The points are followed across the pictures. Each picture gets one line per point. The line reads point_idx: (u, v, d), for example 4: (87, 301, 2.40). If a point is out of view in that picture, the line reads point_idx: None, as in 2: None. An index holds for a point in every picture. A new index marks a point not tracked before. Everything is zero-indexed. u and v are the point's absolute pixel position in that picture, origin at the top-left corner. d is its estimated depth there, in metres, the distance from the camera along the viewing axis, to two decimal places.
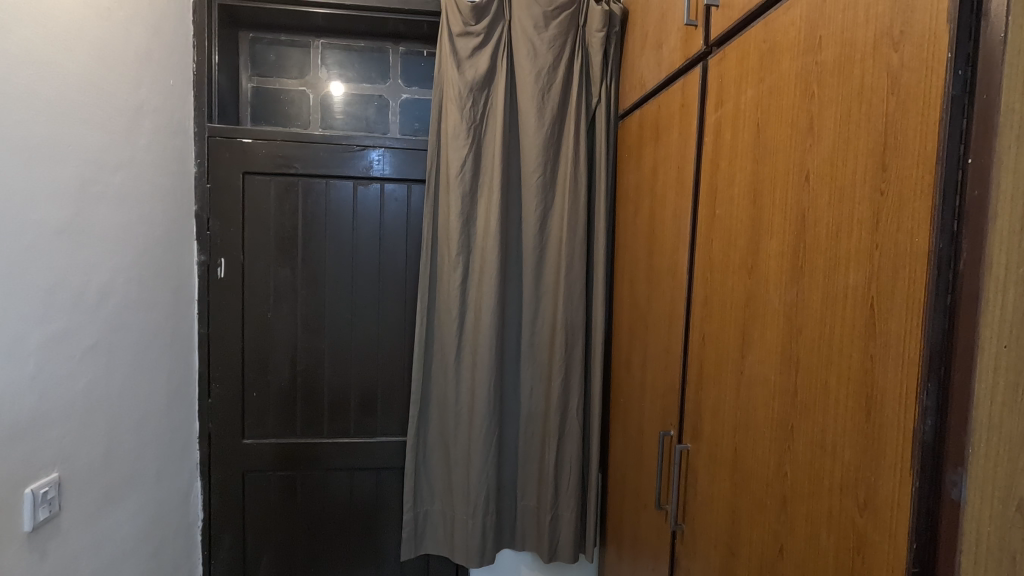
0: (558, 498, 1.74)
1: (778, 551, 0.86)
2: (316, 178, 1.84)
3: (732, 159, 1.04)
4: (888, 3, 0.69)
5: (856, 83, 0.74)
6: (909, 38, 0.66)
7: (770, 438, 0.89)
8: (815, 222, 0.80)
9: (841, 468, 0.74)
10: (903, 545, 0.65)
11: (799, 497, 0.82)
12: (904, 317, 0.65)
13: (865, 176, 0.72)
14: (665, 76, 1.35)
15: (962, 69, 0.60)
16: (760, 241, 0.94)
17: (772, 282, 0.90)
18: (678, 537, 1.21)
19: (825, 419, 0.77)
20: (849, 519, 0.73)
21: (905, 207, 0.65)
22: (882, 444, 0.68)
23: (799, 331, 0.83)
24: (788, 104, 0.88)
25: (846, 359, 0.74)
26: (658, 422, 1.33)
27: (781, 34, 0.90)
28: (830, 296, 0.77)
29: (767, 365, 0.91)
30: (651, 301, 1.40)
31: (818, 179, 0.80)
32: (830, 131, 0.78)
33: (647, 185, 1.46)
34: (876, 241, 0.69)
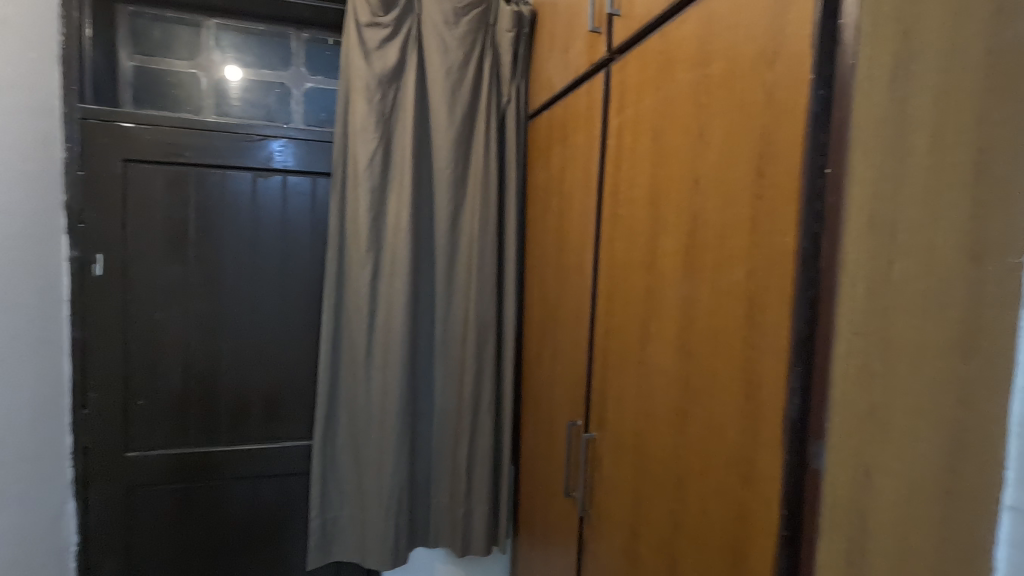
0: (470, 493, 1.75)
1: (674, 528, 0.93)
2: (210, 168, 1.71)
3: (632, 162, 1.10)
4: (763, 27, 0.76)
5: (737, 97, 0.81)
6: (780, 58, 0.73)
7: (667, 424, 0.96)
8: (704, 222, 0.87)
9: (727, 447, 0.81)
10: (776, 513, 0.72)
11: (692, 476, 0.89)
12: (778, 309, 0.73)
13: (745, 180, 0.79)
14: (572, 79, 1.39)
15: (821, 88, 0.67)
16: (657, 239, 1.01)
17: (668, 278, 0.97)
18: (585, 523, 1.27)
19: (713, 404, 0.84)
20: (734, 494, 0.80)
21: (777, 210, 0.73)
22: (761, 424, 0.75)
23: (692, 324, 0.90)
24: (681, 113, 0.94)
25: (730, 348, 0.81)
26: (566, 413, 1.38)
27: (674, 47, 0.97)
28: (717, 291, 0.84)
29: (663, 356, 0.97)
30: (560, 297, 1.45)
31: (706, 183, 0.87)
32: (716, 139, 0.85)
33: (556, 184, 1.51)
34: (754, 240, 0.77)
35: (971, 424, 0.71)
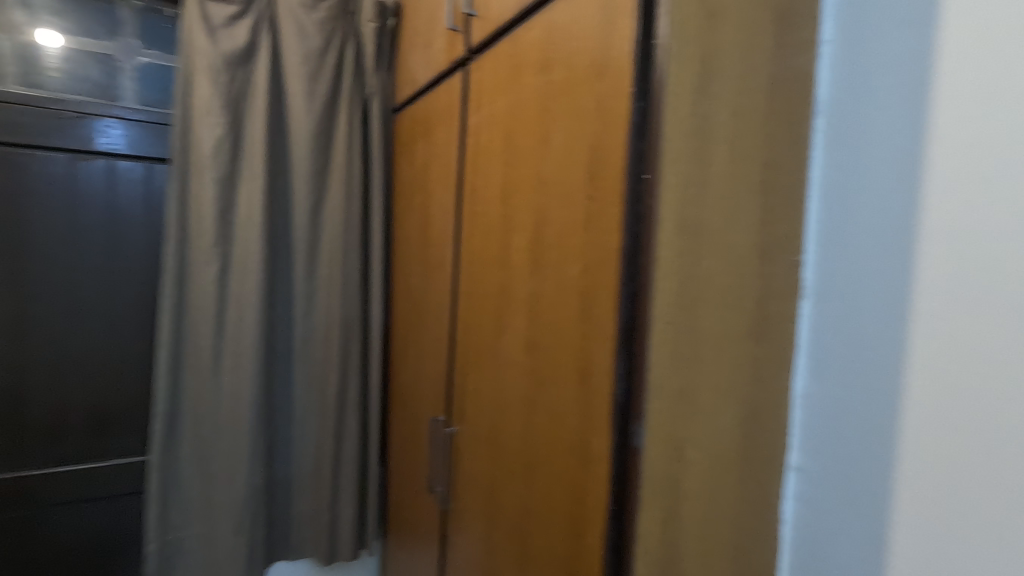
0: (336, 497, 1.69)
1: (523, 513, 0.97)
2: (13, 148, 1.47)
3: (487, 162, 1.13)
4: (594, 40, 0.82)
5: (574, 105, 0.86)
6: (608, 71, 0.79)
7: (518, 414, 1.00)
8: (548, 221, 0.92)
9: (567, 433, 0.86)
10: (605, 489, 0.79)
11: (539, 462, 0.93)
12: (607, 302, 0.79)
13: (581, 183, 0.84)
14: (434, 75, 1.39)
15: (639, 101, 0.74)
16: (509, 237, 1.04)
17: (518, 274, 1.01)
18: (448, 517, 1.28)
19: (556, 392, 0.89)
20: (573, 476, 0.85)
21: (607, 211, 0.79)
22: (594, 408, 0.81)
23: (538, 317, 0.94)
24: (529, 116, 0.98)
25: (569, 340, 0.86)
26: (430, 409, 1.38)
27: (523, 53, 1.00)
28: (559, 286, 0.89)
29: (515, 349, 1.01)
30: (424, 294, 1.44)
31: (550, 184, 0.92)
32: (558, 143, 0.90)
33: (420, 180, 1.50)
34: (588, 239, 0.83)
35: (764, 399, 0.84)
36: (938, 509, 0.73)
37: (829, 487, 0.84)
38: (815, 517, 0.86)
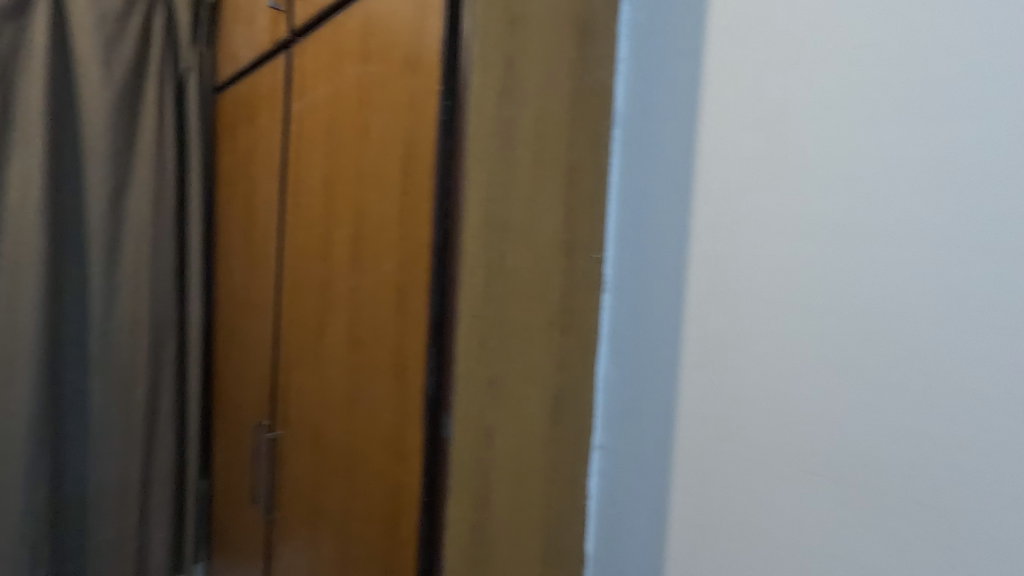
0: (145, 519, 1.51)
1: (344, 513, 0.95)
2: None
3: (310, 151, 1.08)
4: (407, 35, 0.82)
5: (389, 98, 0.86)
6: (420, 68, 0.80)
7: (338, 412, 0.97)
8: (366, 215, 0.91)
9: (384, 428, 0.86)
10: (417, 481, 0.80)
11: (359, 460, 0.92)
12: (419, 297, 0.80)
13: (395, 178, 0.84)
14: (256, 56, 1.29)
15: (446, 100, 0.77)
16: (330, 230, 1.00)
17: (339, 268, 0.98)
18: (272, 527, 1.20)
19: (374, 388, 0.88)
20: (389, 471, 0.85)
21: (418, 207, 0.80)
22: (408, 402, 0.82)
23: (358, 313, 0.92)
24: (349, 106, 0.96)
25: (385, 335, 0.86)
26: (254, 413, 1.28)
27: (343, 40, 0.97)
28: (376, 281, 0.88)
29: (336, 345, 0.98)
30: (248, 290, 1.34)
31: (368, 177, 0.90)
32: (375, 136, 0.89)
33: (243, 167, 1.39)
34: (402, 234, 0.83)
35: (568, 385, 0.92)
36: (702, 476, 0.84)
37: (624, 462, 0.94)
38: (613, 490, 0.95)
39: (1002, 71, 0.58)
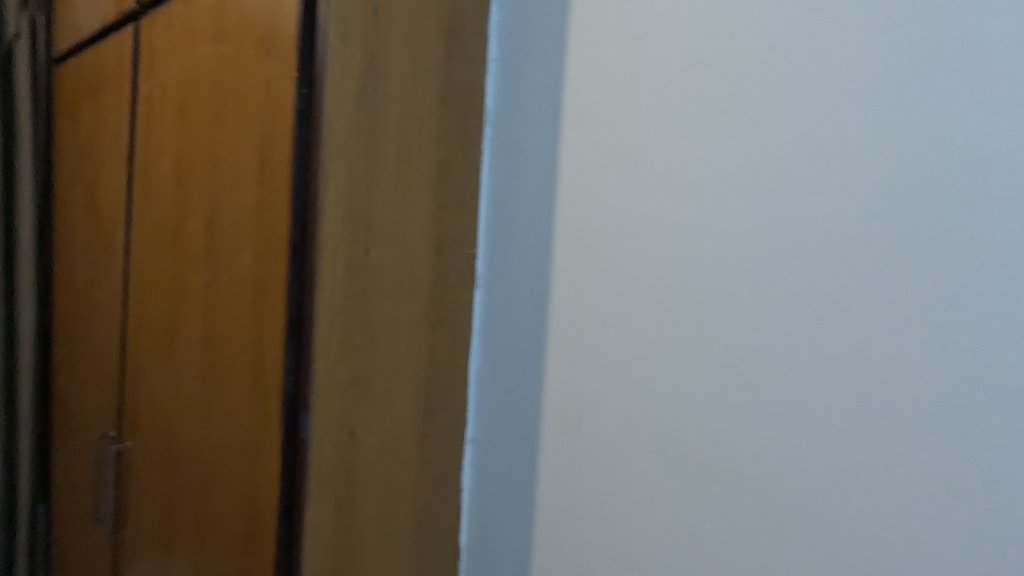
0: None
1: (198, 527, 0.88)
2: None
3: (160, 135, 0.99)
4: (262, 17, 0.78)
5: (245, 82, 0.81)
6: (276, 53, 0.76)
7: (192, 419, 0.90)
8: (221, 206, 0.85)
9: (240, 433, 0.81)
10: (276, 486, 0.77)
11: (214, 469, 0.86)
12: (276, 293, 0.76)
13: (251, 168, 0.80)
14: (99, 26, 1.16)
15: (304, 88, 0.74)
16: (183, 222, 0.93)
17: (192, 263, 0.90)
18: (120, 550, 1.09)
19: (229, 391, 0.83)
20: (246, 478, 0.80)
21: (275, 199, 0.76)
22: (265, 404, 0.78)
23: (213, 311, 0.86)
24: (202, 89, 0.89)
25: (241, 334, 0.81)
26: (98, 425, 1.16)
27: (195, 16, 0.90)
28: (232, 277, 0.83)
29: (189, 347, 0.91)
30: (92, 288, 1.20)
31: (222, 166, 0.85)
32: (230, 122, 0.83)
33: (85, 151, 1.24)
34: (259, 227, 0.78)
35: (440, 380, 0.92)
36: (565, 464, 0.88)
37: (495, 455, 0.96)
38: (484, 482, 0.97)
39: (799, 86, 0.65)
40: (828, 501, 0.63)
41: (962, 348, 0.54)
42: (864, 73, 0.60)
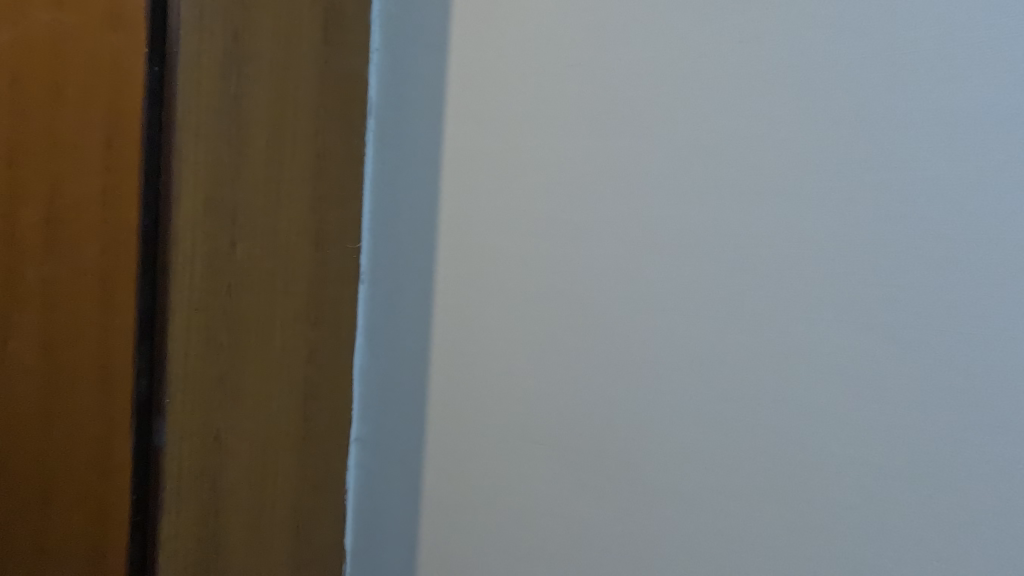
0: None
1: (37, 551, 0.79)
2: None
3: None
4: None
5: (89, 56, 0.73)
6: (122, 25, 0.69)
7: (30, 430, 0.80)
8: (62, 192, 0.76)
9: (86, 443, 0.74)
10: (126, 501, 0.70)
11: (56, 485, 0.77)
12: (125, 290, 0.70)
13: (96, 151, 0.72)
14: None
15: (155, 67, 0.68)
16: (15, 209, 0.82)
17: (27, 256, 0.80)
18: None
19: (73, 398, 0.75)
20: (92, 494, 0.73)
21: (123, 186, 0.70)
22: (114, 411, 0.71)
23: (53, 310, 0.77)
24: (38, 60, 0.79)
25: (86, 334, 0.73)
26: None
27: None
28: (75, 272, 0.75)
29: (25, 350, 0.81)
30: None
31: (63, 148, 0.76)
32: (71, 98, 0.74)
33: None
34: (105, 217, 0.71)
35: (320, 380, 0.89)
36: (448, 458, 0.88)
37: (379, 453, 0.94)
38: (370, 481, 0.95)
39: (659, 104, 0.72)
40: (679, 477, 0.72)
41: (786, 335, 0.66)
42: (710, 97, 0.69)
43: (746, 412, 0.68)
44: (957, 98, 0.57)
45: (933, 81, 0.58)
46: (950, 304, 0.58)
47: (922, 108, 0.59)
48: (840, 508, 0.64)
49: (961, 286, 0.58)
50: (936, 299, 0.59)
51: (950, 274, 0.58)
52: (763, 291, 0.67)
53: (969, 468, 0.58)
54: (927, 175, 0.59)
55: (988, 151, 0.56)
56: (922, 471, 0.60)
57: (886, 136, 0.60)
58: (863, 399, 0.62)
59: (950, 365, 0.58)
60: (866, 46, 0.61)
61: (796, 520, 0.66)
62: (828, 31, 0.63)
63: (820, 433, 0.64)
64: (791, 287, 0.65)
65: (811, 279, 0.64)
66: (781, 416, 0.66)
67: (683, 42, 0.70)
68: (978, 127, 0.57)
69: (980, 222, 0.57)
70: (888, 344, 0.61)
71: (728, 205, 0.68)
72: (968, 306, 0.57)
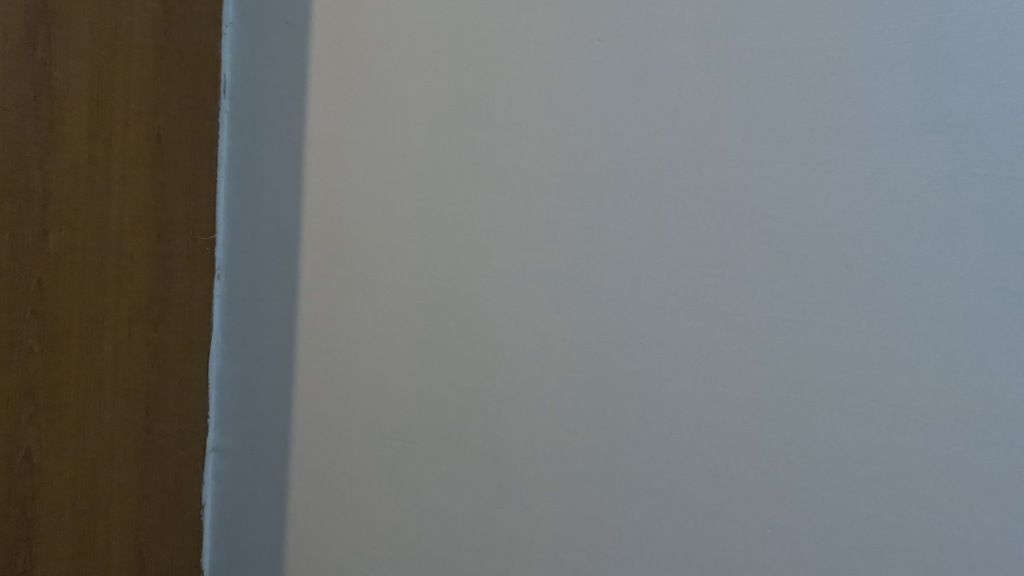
0: None
1: None
2: None
3: None
4: None
5: None
6: None
7: None
8: None
9: None
10: None
11: None
12: None
13: None
14: None
15: None
16: None
17: None
18: None
19: None
20: None
21: None
22: None
23: None
24: None
25: None
26: None
27: None
28: None
29: None
30: None
31: None
32: None
33: None
34: None
35: (165, 385, 0.80)
36: (312, 465, 0.82)
37: (237, 462, 0.86)
38: (229, 493, 0.87)
39: (522, 97, 0.72)
40: (548, 469, 0.72)
41: (640, 325, 0.68)
42: (571, 93, 0.70)
43: (605, 401, 0.69)
44: (778, 103, 0.63)
45: (755, 89, 0.63)
46: (769, 292, 0.64)
47: (749, 113, 0.64)
48: (688, 490, 0.66)
49: (776, 276, 0.63)
50: (759, 288, 0.64)
51: (768, 265, 0.63)
52: (618, 282, 0.68)
53: (787, 442, 0.63)
54: (750, 173, 0.63)
55: (795, 155, 0.62)
56: (751, 449, 0.64)
57: (718, 138, 0.64)
58: (704, 384, 0.66)
59: (774, 346, 0.63)
60: (702, 54, 0.65)
61: (654, 505, 0.68)
62: (672, 35, 0.66)
63: (669, 419, 0.67)
64: (643, 279, 0.67)
65: (662, 271, 0.67)
66: (634, 403, 0.68)
67: (544, 38, 0.71)
68: (787, 133, 0.62)
69: (790, 218, 0.62)
70: (726, 330, 0.65)
71: (586, 197, 0.69)
72: (784, 295, 0.63)
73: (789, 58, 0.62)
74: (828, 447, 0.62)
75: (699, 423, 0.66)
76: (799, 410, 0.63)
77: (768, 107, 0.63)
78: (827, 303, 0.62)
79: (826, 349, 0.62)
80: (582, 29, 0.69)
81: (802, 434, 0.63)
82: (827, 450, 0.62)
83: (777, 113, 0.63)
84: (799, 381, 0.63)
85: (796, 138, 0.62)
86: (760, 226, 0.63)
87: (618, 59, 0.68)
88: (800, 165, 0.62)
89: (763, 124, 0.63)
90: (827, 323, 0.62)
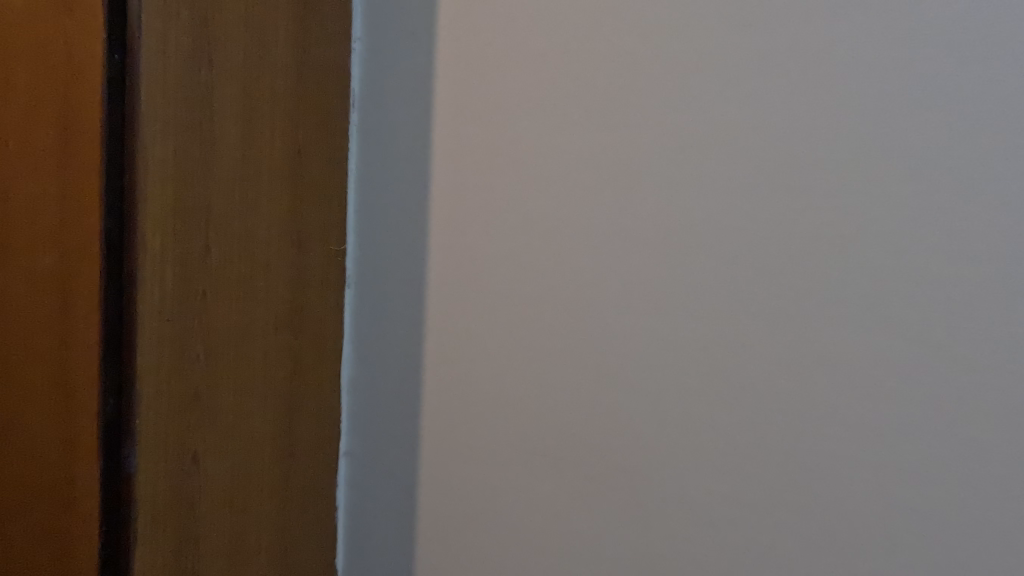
0: None
1: None
2: None
3: None
4: None
5: (36, 39, 0.63)
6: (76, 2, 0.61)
7: None
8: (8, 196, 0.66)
9: (45, 470, 0.66)
10: (93, 532, 0.63)
11: (13, 519, 0.68)
12: (86, 300, 0.63)
13: (46, 147, 0.63)
14: None
15: (115, 52, 0.61)
16: None
17: None
18: None
19: (24, 420, 0.67)
20: (55, 526, 0.65)
21: (82, 182, 0.62)
22: (76, 434, 0.64)
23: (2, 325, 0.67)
24: None
25: (39, 350, 0.65)
26: None
27: None
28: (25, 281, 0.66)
29: None
30: None
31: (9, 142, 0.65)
32: (19, 85, 0.65)
33: None
34: (61, 216, 0.63)
35: (302, 389, 0.83)
36: (444, 465, 0.85)
37: (365, 463, 0.89)
38: (359, 493, 0.90)
39: (643, 111, 0.74)
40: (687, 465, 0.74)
41: (783, 324, 0.69)
42: (710, 97, 0.71)
43: (747, 401, 0.71)
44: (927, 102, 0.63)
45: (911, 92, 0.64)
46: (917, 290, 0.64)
47: (903, 115, 0.64)
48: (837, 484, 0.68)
49: (928, 278, 0.64)
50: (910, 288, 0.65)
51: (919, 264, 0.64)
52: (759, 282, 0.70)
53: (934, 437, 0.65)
54: (905, 175, 0.64)
55: (920, 166, 0.64)
56: (902, 445, 0.66)
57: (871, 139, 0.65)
58: (852, 382, 0.67)
59: (927, 343, 0.65)
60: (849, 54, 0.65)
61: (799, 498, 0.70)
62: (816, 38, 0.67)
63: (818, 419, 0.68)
64: (771, 288, 0.69)
65: (805, 271, 0.68)
66: (775, 402, 0.70)
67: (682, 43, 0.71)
68: (913, 145, 0.64)
69: (952, 218, 0.63)
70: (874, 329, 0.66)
71: (723, 201, 0.71)
72: (944, 293, 0.64)
73: (910, 73, 0.64)
74: (988, 445, 0.63)
75: (847, 421, 0.67)
76: (948, 407, 0.64)
77: (890, 118, 0.65)
78: (984, 300, 0.63)
79: (987, 346, 0.63)
80: (722, 36, 0.70)
81: (960, 430, 0.64)
82: (980, 444, 0.63)
83: (903, 126, 0.64)
84: (952, 383, 0.64)
85: (924, 151, 0.64)
86: (916, 227, 0.64)
87: (762, 65, 0.68)
88: (930, 177, 0.63)
89: (886, 137, 0.65)
90: (989, 321, 0.63)
